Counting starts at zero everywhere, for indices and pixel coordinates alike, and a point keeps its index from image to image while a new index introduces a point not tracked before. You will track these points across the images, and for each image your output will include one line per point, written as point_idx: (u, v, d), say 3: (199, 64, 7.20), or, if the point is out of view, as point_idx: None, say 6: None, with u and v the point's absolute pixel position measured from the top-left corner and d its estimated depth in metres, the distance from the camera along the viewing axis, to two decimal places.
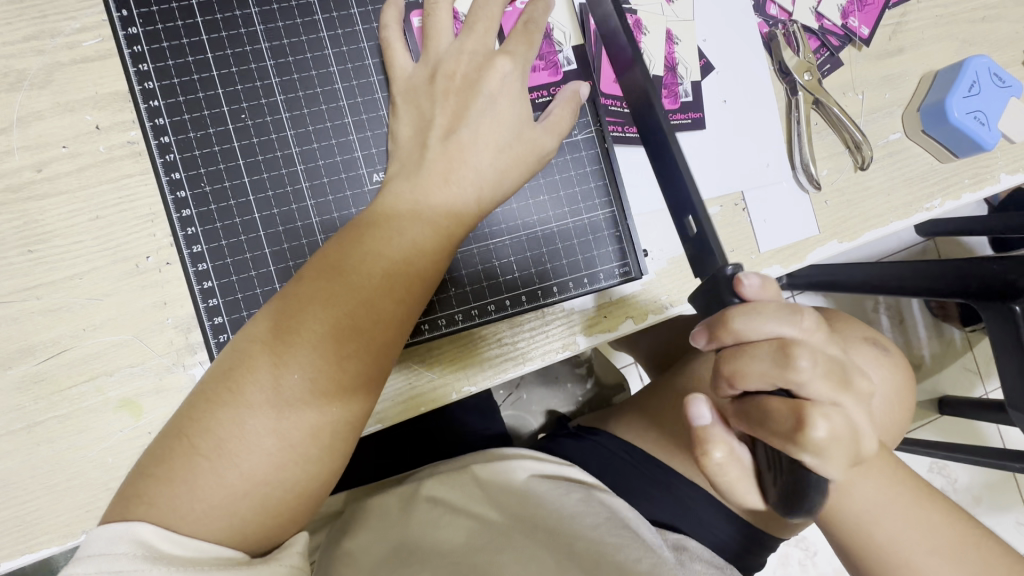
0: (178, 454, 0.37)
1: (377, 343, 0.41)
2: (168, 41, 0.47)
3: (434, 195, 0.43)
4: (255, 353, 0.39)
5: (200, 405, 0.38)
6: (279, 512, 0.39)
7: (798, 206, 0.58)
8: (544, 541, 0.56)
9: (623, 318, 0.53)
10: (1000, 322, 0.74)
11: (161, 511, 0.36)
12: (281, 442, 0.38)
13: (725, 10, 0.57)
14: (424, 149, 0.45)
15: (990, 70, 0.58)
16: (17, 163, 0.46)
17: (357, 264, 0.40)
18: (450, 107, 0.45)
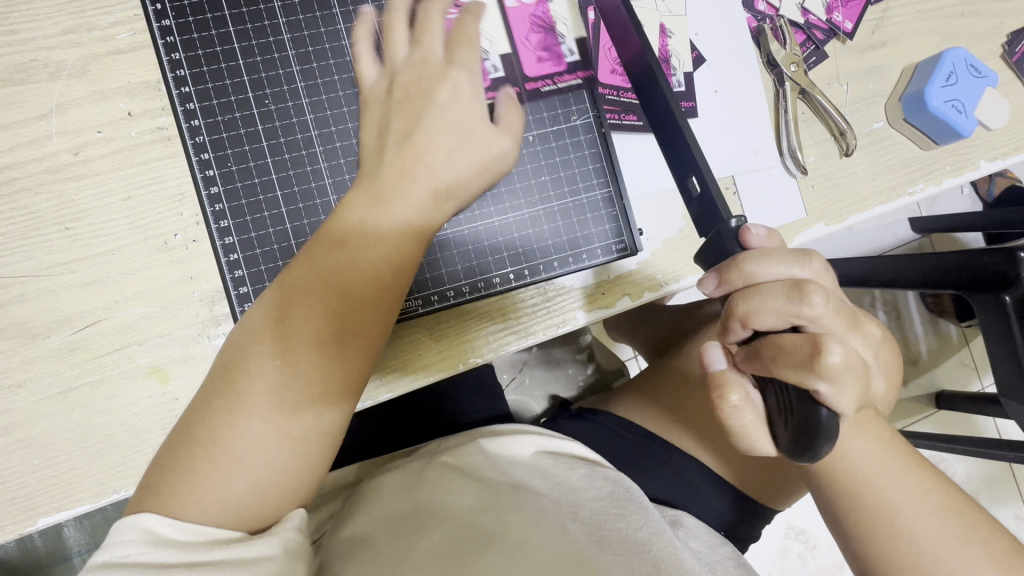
0: (214, 417, 0.40)
1: (372, 326, 0.42)
2: (197, 32, 0.51)
3: (391, 194, 0.41)
4: (278, 315, 0.40)
5: (213, 389, 0.40)
6: (303, 472, 0.42)
7: (787, 190, 0.61)
8: (550, 507, 0.58)
9: (620, 295, 0.56)
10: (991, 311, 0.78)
11: (208, 467, 0.39)
12: (293, 414, 0.40)
13: (717, 6, 0.61)
14: (381, 152, 0.42)
15: (967, 61, 0.61)
16: (56, 147, 0.49)
17: (346, 254, 0.41)
18: (404, 111, 0.42)
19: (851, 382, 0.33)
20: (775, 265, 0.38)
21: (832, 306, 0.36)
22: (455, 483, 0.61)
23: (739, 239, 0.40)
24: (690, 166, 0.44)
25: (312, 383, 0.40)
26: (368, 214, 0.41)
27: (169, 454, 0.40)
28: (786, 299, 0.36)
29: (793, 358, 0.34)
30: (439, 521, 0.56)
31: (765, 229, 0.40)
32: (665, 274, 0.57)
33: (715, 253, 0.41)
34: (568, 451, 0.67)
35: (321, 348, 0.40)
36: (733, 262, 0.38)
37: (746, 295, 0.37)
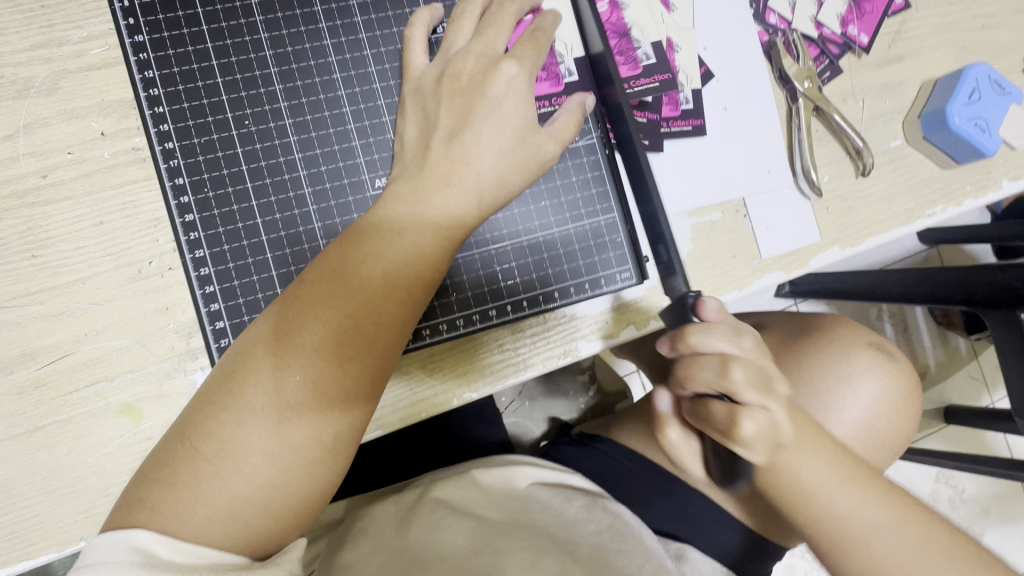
0: (182, 456, 0.37)
1: (377, 348, 0.40)
2: (173, 49, 0.48)
3: (433, 198, 0.43)
4: (257, 354, 0.39)
5: (201, 408, 0.38)
6: (282, 514, 0.38)
7: (800, 213, 0.58)
8: (547, 545, 0.55)
9: (624, 324, 0.53)
10: (1003, 328, 0.74)
11: (161, 517, 0.35)
12: (283, 445, 0.37)
13: (726, 18, 0.58)
14: (426, 151, 0.44)
15: (989, 77, 0.58)
16: (23, 170, 0.46)
17: (358, 267, 0.40)
18: (454, 108, 0.44)
19: (761, 446, 0.42)
20: (712, 339, 0.41)
21: (752, 378, 0.41)
22: (448, 520, 0.58)
23: (694, 312, 0.43)
24: (659, 236, 0.47)
25: (290, 425, 0.38)
26: (406, 219, 0.42)
27: (141, 484, 0.36)
28: (715, 374, 0.41)
29: (717, 424, 0.42)
30: (439, 561, 0.53)
31: (717, 301, 0.43)
32: (672, 302, 0.54)
33: (675, 317, 0.45)
34: (567, 483, 0.65)
35: (323, 367, 0.38)
36: (681, 332, 0.42)
37: (687, 365, 0.42)
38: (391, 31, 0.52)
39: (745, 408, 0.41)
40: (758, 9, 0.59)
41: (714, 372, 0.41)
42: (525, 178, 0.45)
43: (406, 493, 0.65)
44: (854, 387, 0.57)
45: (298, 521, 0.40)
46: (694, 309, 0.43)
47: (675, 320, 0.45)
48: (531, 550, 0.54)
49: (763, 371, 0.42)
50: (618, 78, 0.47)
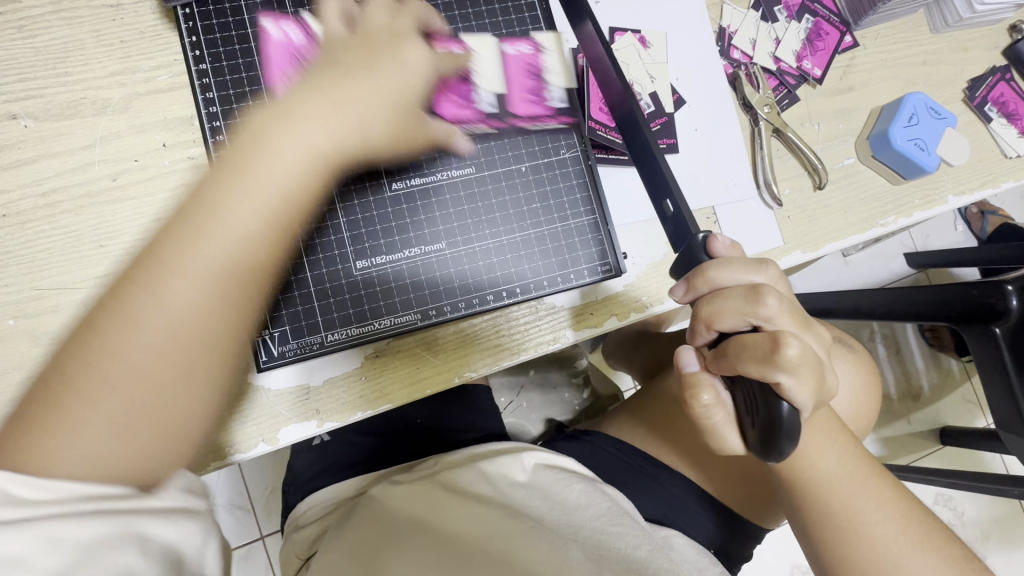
0: (50, 394, 0.35)
1: (301, 173, 0.39)
2: (230, 74, 0.56)
3: (318, 114, 0.41)
4: (129, 282, 0.36)
5: (73, 341, 0.36)
6: (147, 456, 0.36)
7: (764, 220, 0.65)
8: (553, 527, 0.61)
9: (607, 315, 0.60)
10: (979, 341, 0.80)
11: (28, 453, 0.34)
12: (140, 379, 0.35)
13: (695, 53, 0.67)
14: (320, 68, 0.44)
15: (927, 104, 0.67)
16: (98, 174, 0.55)
17: (261, 151, 0.39)
18: (349, 58, 0.44)
19: (808, 379, 0.35)
20: (734, 270, 0.40)
21: (787, 307, 0.38)
22: (463, 506, 0.63)
23: (706, 249, 0.42)
24: (664, 188, 0.46)
25: (178, 319, 0.36)
26: (283, 147, 0.39)
27: (62, 369, 0.36)
28: (744, 301, 0.38)
29: (754, 355, 0.36)
30: (453, 541, 0.59)
31: (729, 240, 0.43)
32: (651, 297, 0.62)
33: (687, 263, 0.43)
34: (565, 466, 0.69)
35: (222, 277, 0.37)
36: (698, 270, 0.40)
37: (709, 300, 0.39)
38: None
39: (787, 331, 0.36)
40: (723, 46, 0.68)
41: (741, 301, 0.38)
42: (391, 125, 0.45)
43: (416, 475, 0.70)
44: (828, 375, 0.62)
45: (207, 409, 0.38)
46: (707, 245, 0.42)
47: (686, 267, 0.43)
48: (538, 532, 0.60)
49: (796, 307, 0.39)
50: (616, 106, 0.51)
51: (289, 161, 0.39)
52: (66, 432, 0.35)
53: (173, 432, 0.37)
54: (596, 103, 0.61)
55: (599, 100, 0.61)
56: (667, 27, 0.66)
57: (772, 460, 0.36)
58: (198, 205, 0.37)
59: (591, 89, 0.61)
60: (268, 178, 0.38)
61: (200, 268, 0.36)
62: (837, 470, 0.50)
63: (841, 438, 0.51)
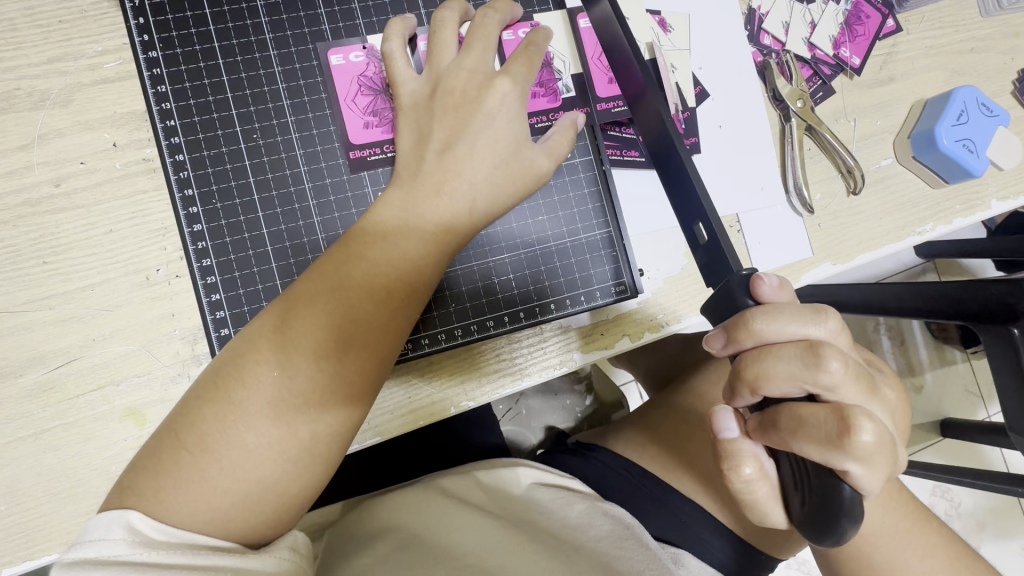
0: (167, 448, 0.38)
1: (424, 262, 0.44)
2: (186, 65, 0.49)
3: (423, 207, 0.44)
4: (245, 353, 0.40)
5: (188, 403, 0.40)
6: (261, 510, 0.40)
7: (792, 228, 0.59)
8: (551, 545, 0.55)
9: (619, 336, 0.54)
10: (999, 347, 0.68)
11: (149, 500, 0.37)
12: (264, 439, 0.39)
13: (721, 38, 0.59)
14: (420, 160, 0.46)
15: (977, 99, 0.60)
16: (37, 178, 0.48)
17: (369, 245, 0.43)
18: (447, 122, 0.46)
19: (880, 460, 0.33)
20: (787, 324, 0.35)
21: (852, 373, 0.34)
22: (458, 519, 0.58)
23: (750, 291, 0.37)
24: (696, 211, 0.42)
25: (294, 398, 0.40)
26: (392, 228, 0.44)
27: (174, 427, 0.39)
28: (802, 366, 0.34)
29: (816, 434, 0.33)
30: (444, 556, 0.53)
31: (777, 279, 0.37)
32: (667, 315, 0.55)
33: (723, 303, 0.38)
34: (566, 485, 0.64)
35: (313, 363, 0.40)
36: (742, 321, 0.36)
37: (757, 358, 0.36)
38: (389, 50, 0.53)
39: (856, 407, 0.33)
40: (753, 31, 0.61)
41: (797, 364, 0.35)
42: (517, 192, 0.47)
43: (409, 488, 0.65)
44: None
45: (306, 484, 0.42)
46: (750, 288, 0.37)
47: (722, 308, 0.38)
48: (536, 546, 0.55)
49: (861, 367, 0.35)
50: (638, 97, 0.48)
51: (409, 239, 0.44)
52: (159, 497, 0.37)
53: (262, 504, 0.40)
54: (602, 80, 0.55)
55: (608, 72, 0.55)
56: (689, 8, 0.59)
57: (827, 543, 0.34)
58: (317, 277, 0.42)
59: (597, 66, 0.55)
60: (371, 265, 0.43)
61: (306, 340, 0.40)
62: (873, 516, 0.45)
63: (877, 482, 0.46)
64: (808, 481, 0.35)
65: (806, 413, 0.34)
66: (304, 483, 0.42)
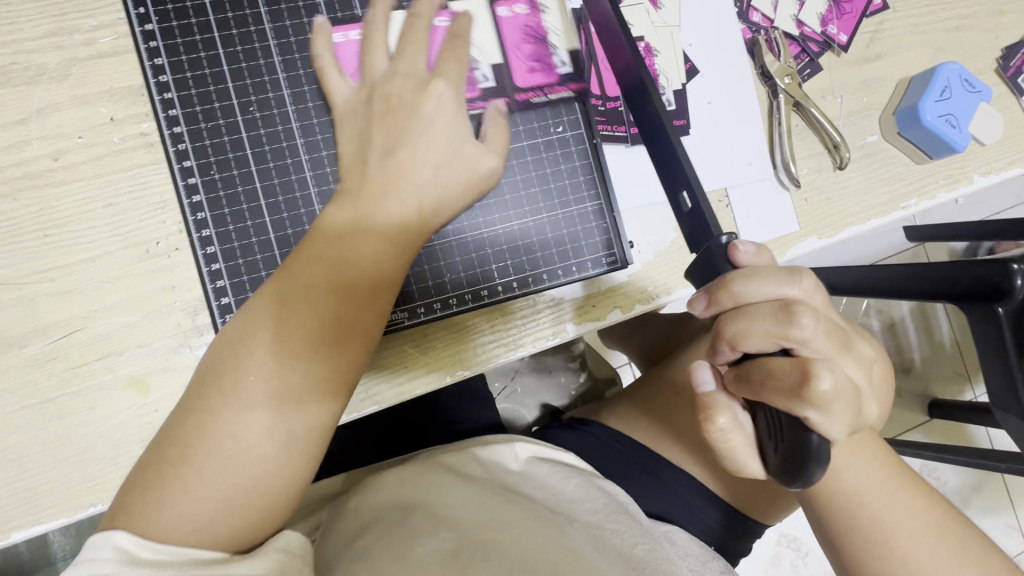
0: (150, 470, 0.39)
1: (387, 263, 0.43)
2: (182, 37, 0.50)
3: (375, 210, 0.43)
4: (253, 335, 0.40)
5: (164, 428, 0.40)
6: (281, 486, 0.41)
7: (780, 203, 0.60)
8: (550, 521, 0.57)
9: (610, 308, 0.56)
10: (980, 322, 0.70)
11: (135, 520, 0.38)
12: (240, 452, 0.39)
13: (711, 16, 0.60)
14: (361, 167, 0.45)
15: (961, 76, 0.61)
16: (36, 152, 0.48)
17: (330, 254, 0.42)
18: (383, 127, 0.45)
19: (840, 408, 0.34)
20: (763, 285, 0.38)
21: (824, 328, 0.36)
22: (456, 494, 0.59)
23: (728, 258, 0.40)
24: (680, 180, 0.44)
25: (309, 375, 0.40)
26: (392, 204, 0.43)
27: (189, 411, 0.40)
28: (775, 322, 0.36)
29: (781, 385, 0.35)
30: (442, 525, 0.55)
31: (754, 245, 0.40)
32: (657, 287, 0.57)
33: (704, 266, 0.42)
34: (562, 460, 0.66)
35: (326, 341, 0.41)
36: (722, 283, 0.38)
37: (734, 318, 0.38)
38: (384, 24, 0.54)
39: (818, 360, 0.35)
40: (742, 8, 0.62)
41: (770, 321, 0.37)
42: (465, 193, 0.46)
43: (408, 462, 0.67)
44: None
45: (321, 461, 0.43)
46: (728, 255, 0.40)
47: (704, 273, 0.41)
48: (532, 521, 0.56)
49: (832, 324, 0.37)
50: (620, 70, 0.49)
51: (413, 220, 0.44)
52: (182, 477, 0.38)
53: (283, 481, 0.41)
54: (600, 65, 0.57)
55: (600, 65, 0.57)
56: None
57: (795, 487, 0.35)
58: (322, 256, 0.42)
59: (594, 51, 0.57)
60: (379, 245, 0.43)
61: (315, 318, 0.41)
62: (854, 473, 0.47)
63: (852, 442, 0.48)
64: (778, 432, 0.37)
65: (775, 366, 0.36)
66: (320, 458, 0.43)
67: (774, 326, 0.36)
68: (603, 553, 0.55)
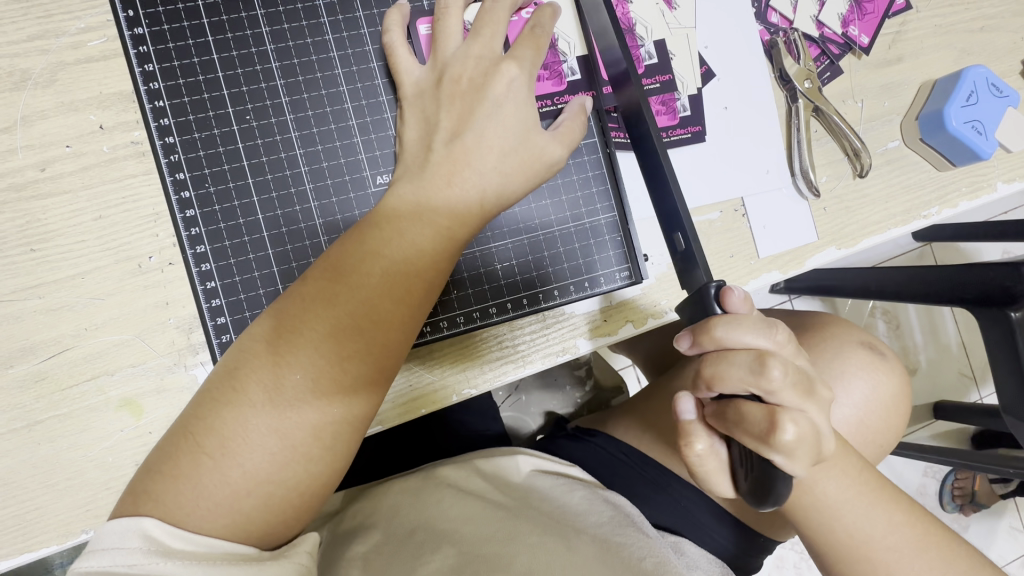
0: (183, 453, 0.38)
1: (440, 256, 0.43)
2: (173, 42, 0.47)
3: (436, 197, 0.43)
4: (260, 351, 0.40)
5: (203, 404, 0.39)
6: (281, 510, 0.39)
7: (798, 213, 0.58)
8: (556, 532, 0.55)
9: (622, 322, 0.54)
10: (992, 327, 0.66)
11: (168, 507, 0.36)
12: (284, 440, 0.39)
13: (727, 16, 0.58)
14: (428, 152, 0.45)
15: (988, 80, 0.59)
16: (21, 163, 0.46)
17: (383, 241, 0.42)
18: (454, 111, 0.45)
19: (804, 454, 0.35)
20: (742, 333, 0.36)
21: (794, 379, 0.35)
22: (456, 508, 0.58)
23: (718, 301, 0.38)
24: (676, 221, 0.42)
25: (314, 395, 0.39)
26: (407, 219, 0.43)
27: (187, 431, 0.38)
28: (748, 372, 0.36)
29: (751, 430, 0.35)
30: (442, 541, 0.53)
31: (743, 290, 0.37)
32: (670, 301, 0.55)
33: (697, 310, 0.39)
34: (567, 473, 0.65)
35: (331, 360, 0.40)
36: (705, 327, 0.37)
37: (713, 360, 0.37)
38: None
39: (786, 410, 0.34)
40: (760, 8, 0.59)
41: (745, 369, 0.36)
42: (528, 180, 0.45)
43: (412, 475, 0.66)
44: (848, 385, 0.56)
45: (321, 482, 0.41)
46: (720, 298, 0.37)
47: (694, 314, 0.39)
48: (537, 535, 0.54)
49: (804, 373, 0.37)
50: (620, 82, 0.47)
51: (421, 236, 0.42)
52: (177, 497, 0.37)
53: (282, 505, 0.39)
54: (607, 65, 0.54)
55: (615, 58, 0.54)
56: None
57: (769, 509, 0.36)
58: (330, 273, 0.41)
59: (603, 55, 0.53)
60: (385, 261, 0.41)
61: (320, 336, 0.39)
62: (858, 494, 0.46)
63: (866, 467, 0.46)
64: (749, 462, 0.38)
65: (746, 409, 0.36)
66: (320, 481, 0.41)
67: (747, 376, 0.35)
68: (611, 565, 0.53)
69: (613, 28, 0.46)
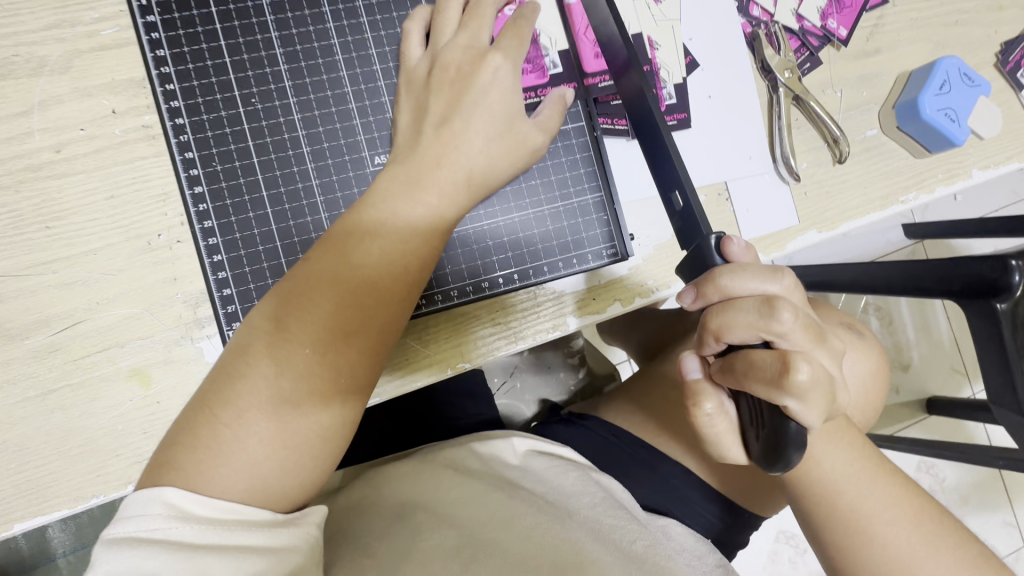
0: (202, 423, 0.40)
1: (435, 235, 0.46)
2: (183, 29, 0.49)
3: (427, 179, 0.45)
4: (265, 331, 0.42)
5: (218, 379, 0.41)
6: (295, 476, 0.42)
7: (780, 197, 0.61)
8: (549, 514, 0.57)
9: (611, 300, 0.56)
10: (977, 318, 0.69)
11: (187, 476, 0.38)
12: (292, 411, 0.41)
13: (709, 8, 0.60)
14: (418, 136, 0.47)
15: (960, 70, 0.62)
16: (38, 145, 0.48)
17: (382, 224, 0.44)
18: (444, 97, 0.47)
19: (818, 398, 0.36)
20: (748, 280, 0.38)
21: (801, 321, 0.37)
22: (453, 492, 0.59)
23: (720, 250, 0.41)
24: (673, 180, 0.45)
25: (314, 372, 0.41)
26: (399, 202, 0.45)
27: (201, 404, 0.40)
28: (757, 316, 0.37)
29: (762, 375, 0.36)
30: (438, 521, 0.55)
31: (744, 241, 0.41)
32: (657, 281, 0.57)
33: (697, 264, 0.43)
34: (561, 453, 0.66)
35: (336, 335, 0.42)
36: (710, 277, 0.39)
37: (720, 311, 0.38)
38: (391, 16, 0.54)
39: (796, 352, 0.35)
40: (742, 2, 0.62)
41: (754, 315, 0.37)
42: (514, 163, 0.48)
43: (412, 456, 0.67)
44: None
45: (329, 450, 0.43)
46: (721, 248, 0.41)
47: (695, 267, 0.43)
48: (531, 517, 0.56)
49: (811, 318, 0.38)
50: (620, 72, 0.50)
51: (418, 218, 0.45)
52: (195, 466, 0.39)
53: (295, 471, 0.41)
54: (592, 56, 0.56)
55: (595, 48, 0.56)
56: None
57: (778, 471, 0.38)
58: (335, 252, 0.43)
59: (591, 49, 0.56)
60: (386, 242, 0.44)
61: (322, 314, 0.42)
62: (836, 467, 0.48)
63: (840, 435, 0.48)
64: (760, 420, 0.39)
65: (757, 357, 0.37)
66: (331, 446, 0.43)
67: (755, 319, 0.37)
68: (601, 547, 0.54)
69: (613, 18, 0.49)
